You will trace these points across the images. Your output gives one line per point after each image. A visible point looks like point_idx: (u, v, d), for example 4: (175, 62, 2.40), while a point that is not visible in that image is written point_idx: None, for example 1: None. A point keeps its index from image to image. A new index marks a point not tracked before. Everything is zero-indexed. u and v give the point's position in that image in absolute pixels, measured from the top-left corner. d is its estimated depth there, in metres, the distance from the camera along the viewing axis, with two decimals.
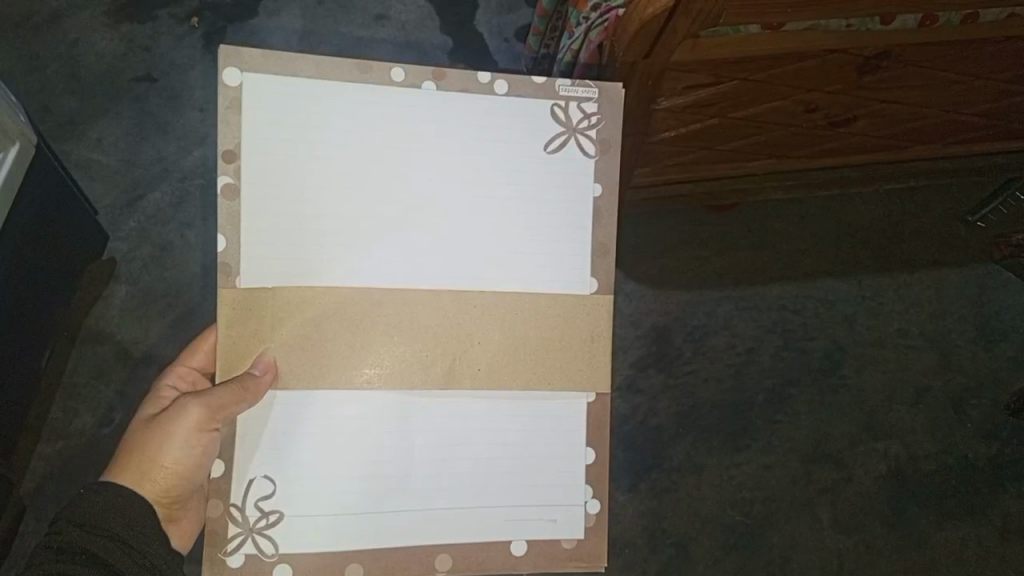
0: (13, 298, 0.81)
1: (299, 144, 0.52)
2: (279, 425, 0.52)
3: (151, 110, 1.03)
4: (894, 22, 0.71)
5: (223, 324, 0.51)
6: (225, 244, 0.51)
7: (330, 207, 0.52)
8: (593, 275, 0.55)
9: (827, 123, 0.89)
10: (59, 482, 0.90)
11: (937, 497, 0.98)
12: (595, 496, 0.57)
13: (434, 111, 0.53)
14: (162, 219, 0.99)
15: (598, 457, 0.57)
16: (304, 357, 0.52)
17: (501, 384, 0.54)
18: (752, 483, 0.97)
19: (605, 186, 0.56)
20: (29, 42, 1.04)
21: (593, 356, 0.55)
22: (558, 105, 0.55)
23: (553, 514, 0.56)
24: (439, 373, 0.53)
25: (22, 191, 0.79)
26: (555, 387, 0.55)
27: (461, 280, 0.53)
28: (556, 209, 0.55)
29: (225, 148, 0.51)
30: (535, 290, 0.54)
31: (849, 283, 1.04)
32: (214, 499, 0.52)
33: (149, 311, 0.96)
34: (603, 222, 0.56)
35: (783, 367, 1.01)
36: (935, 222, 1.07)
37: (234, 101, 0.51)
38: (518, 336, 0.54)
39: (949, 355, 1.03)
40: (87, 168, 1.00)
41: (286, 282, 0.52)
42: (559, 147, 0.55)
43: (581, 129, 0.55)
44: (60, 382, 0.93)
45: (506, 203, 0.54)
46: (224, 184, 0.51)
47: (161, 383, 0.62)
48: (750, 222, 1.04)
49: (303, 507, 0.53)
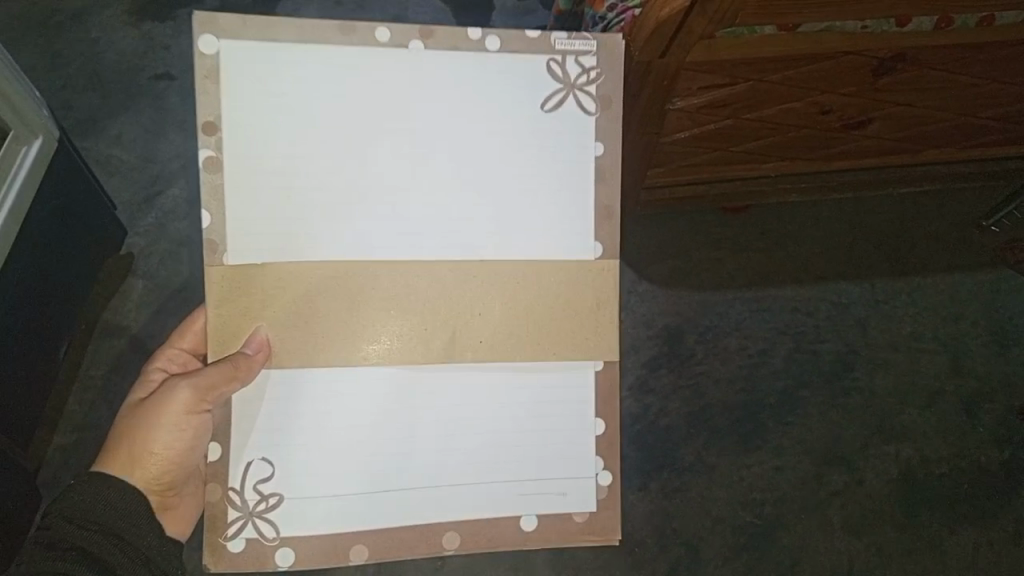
0: (34, 288, 0.82)
1: (288, 113, 0.50)
2: (272, 404, 0.52)
3: (170, 107, 1.04)
4: (910, 23, 0.71)
5: (212, 304, 0.51)
6: (210, 221, 0.50)
7: (328, 179, 0.51)
8: (598, 237, 0.55)
9: (841, 126, 0.90)
10: (71, 473, 0.90)
11: (950, 501, 0.97)
12: (605, 467, 0.57)
13: (422, 73, 0.51)
14: (180, 214, 1.00)
15: (607, 428, 0.56)
16: (298, 335, 0.52)
17: (498, 359, 0.54)
18: (763, 484, 0.97)
19: (608, 144, 0.54)
20: (53, 41, 1.07)
21: (600, 325, 0.55)
22: (554, 61, 0.53)
23: (561, 487, 0.56)
24: (439, 345, 0.53)
25: (45, 183, 0.80)
26: (562, 356, 0.55)
27: (462, 253, 0.52)
28: (559, 177, 0.54)
29: (205, 120, 0.49)
30: (538, 258, 0.54)
31: (862, 286, 1.04)
32: (213, 484, 0.52)
33: (164, 304, 0.97)
34: (607, 183, 0.55)
35: (794, 369, 1.01)
36: (949, 228, 1.08)
37: (211, 68, 0.49)
38: (516, 308, 0.53)
39: (962, 359, 1.03)
40: (107, 163, 1.02)
41: (279, 259, 0.51)
42: (557, 105, 0.53)
43: (579, 85, 0.54)
44: (78, 374, 0.94)
45: (508, 170, 0.53)
46: (205, 156, 0.50)
47: (150, 367, 0.63)
48: (761, 223, 1.06)
49: (306, 490, 0.53)
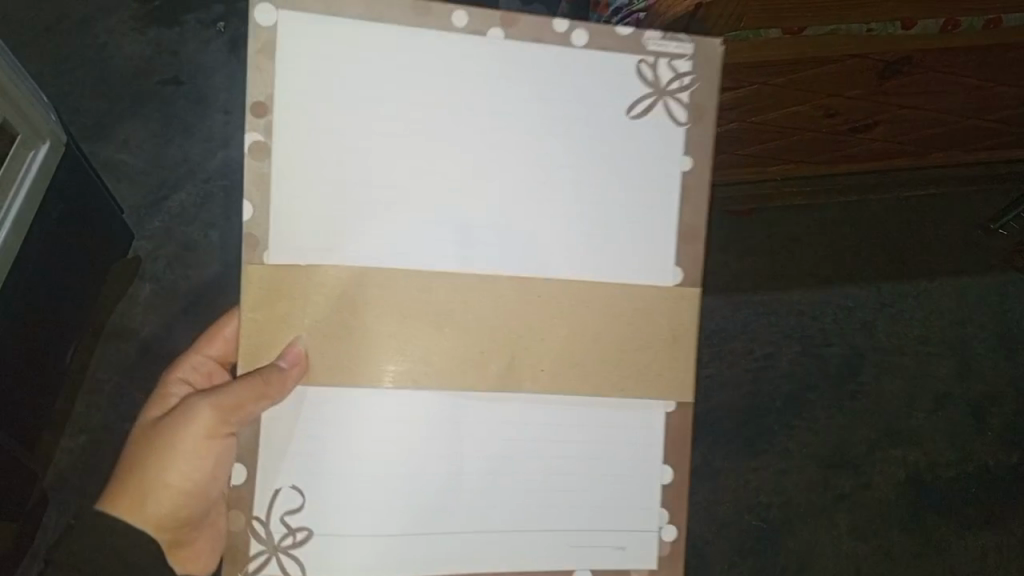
0: (43, 293, 0.82)
1: (337, 101, 0.47)
2: (310, 426, 0.49)
3: (177, 112, 1.05)
4: (915, 27, 0.73)
5: (245, 307, 0.47)
6: (252, 213, 0.47)
7: (372, 175, 0.48)
8: (678, 262, 0.51)
9: (847, 129, 0.90)
10: (80, 475, 0.91)
11: (957, 506, 0.97)
12: (672, 522, 0.52)
13: (490, 59, 0.48)
14: (187, 219, 1.01)
15: (676, 477, 0.52)
16: (338, 350, 0.48)
17: (562, 391, 0.49)
18: (769, 487, 0.96)
19: (696, 158, 0.51)
20: (61, 47, 1.07)
21: (676, 357, 0.50)
22: (645, 62, 0.50)
23: (622, 540, 0.52)
24: (496, 372, 0.49)
25: (52, 187, 0.81)
26: (630, 393, 0.50)
27: (522, 265, 0.49)
28: (638, 184, 0.50)
29: (254, 101, 0.47)
30: (611, 282, 0.50)
31: (868, 290, 1.04)
32: (235, 509, 0.49)
33: (171, 308, 0.97)
34: (691, 202, 0.51)
35: (801, 373, 1.00)
36: (958, 231, 1.06)
37: (267, 45, 0.47)
38: (581, 338, 0.49)
39: (970, 362, 1.02)
40: (114, 168, 1.02)
41: (317, 266, 0.47)
42: (644, 112, 0.50)
43: (670, 91, 0.50)
44: (85, 377, 0.95)
45: (577, 174, 0.50)
46: (254, 141, 0.47)
47: (172, 377, 0.61)
48: (769, 227, 1.05)
49: (340, 527, 0.49)
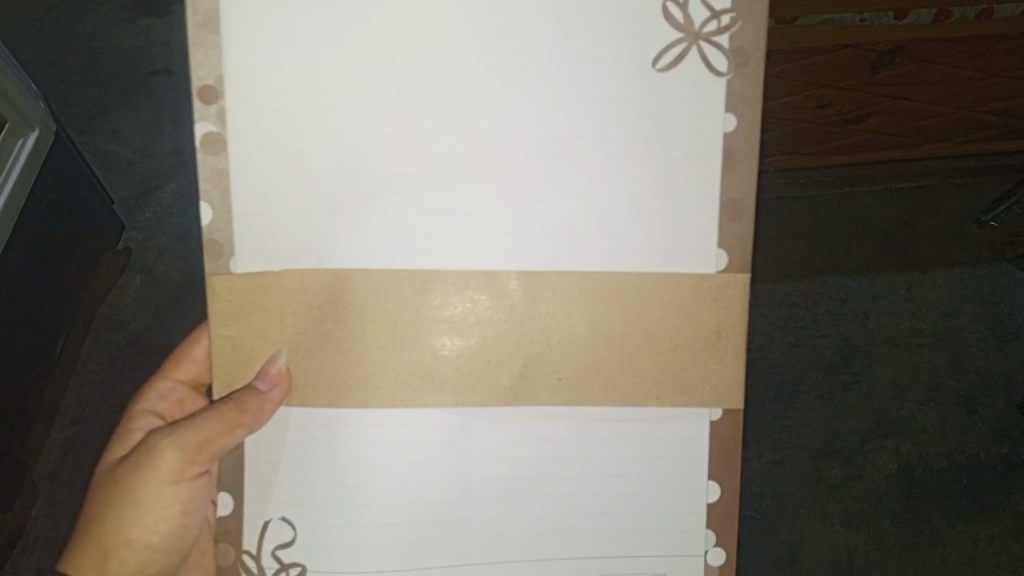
0: (32, 284, 0.82)
1: (314, 86, 0.46)
2: (294, 450, 0.48)
3: (167, 102, 1.03)
4: (908, 16, 0.74)
5: (214, 325, 0.47)
6: (210, 215, 0.46)
7: (366, 162, 0.46)
8: (722, 244, 0.49)
9: (840, 120, 0.90)
10: (74, 466, 0.92)
11: (947, 497, 0.98)
12: (718, 544, 0.52)
13: (488, 27, 0.46)
14: (178, 210, 1.00)
15: (723, 495, 0.51)
16: (325, 363, 0.48)
17: (584, 401, 0.49)
18: (760, 478, 0.97)
19: (741, 115, 0.48)
20: (50, 36, 1.06)
21: (717, 359, 0.49)
22: (674, 1, 0.47)
23: (659, 566, 0.51)
24: (507, 381, 0.48)
25: (41, 177, 0.80)
26: (666, 403, 0.49)
27: (527, 262, 0.48)
28: (662, 158, 0.48)
29: (202, 84, 0.45)
30: (649, 270, 0.48)
31: (862, 280, 1.04)
32: (225, 544, 0.49)
33: (162, 300, 0.97)
34: (734, 171, 0.48)
35: (794, 363, 1.00)
36: (951, 223, 1.06)
37: (208, 17, 0.45)
38: (601, 340, 0.48)
39: (961, 354, 1.03)
40: (105, 159, 1.01)
41: (293, 266, 0.47)
42: (675, 62, 0.47)
43: (705, 34, 0.47)
44: (75, 368, 0.94)
45: (582, 154, 0.47)
46: (205, 131, 0.46)
47: (138, 406, 0.61)
48: (767, 219, 1.05)
49: (337, 562, 0.49)
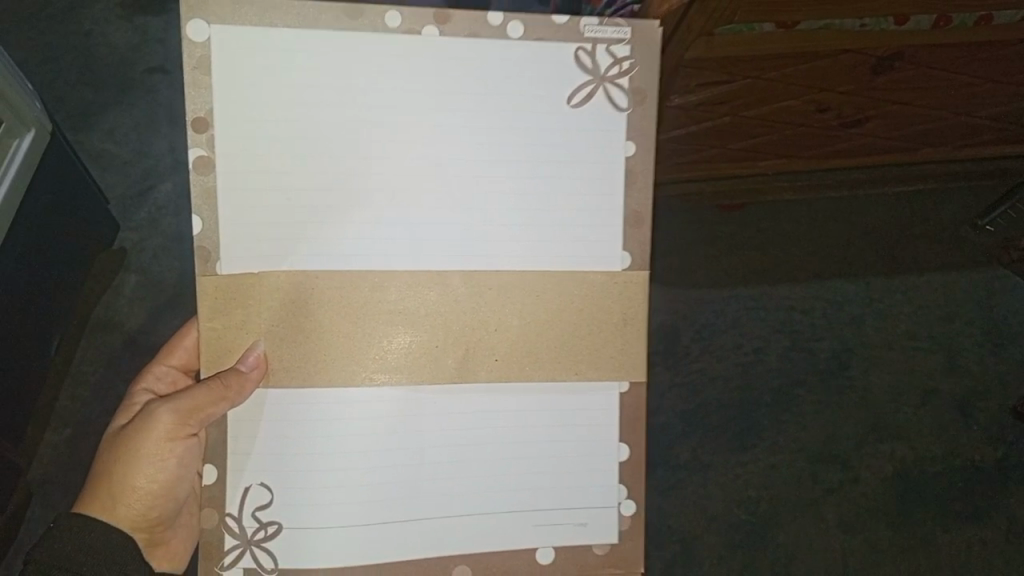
0: (27, 288, 0.81)
1: (298, 103, 0.47)
2: (272, 425, 0.50)
3: (163, 101, 1.02)
4: (908, 22, 0.72)
5: (203, 319, 0.49)
6: (200, 228, 0.48)
7: (348, 172, 0.48)
8: (627, 247, 0.51)
9: (839, 124, 0.91)
10: (67, 468, 0.91)
11: (940, 500, 0.98)
12: (630, 497, 0.54)
13: (439, 59, 0.48)
14: (174, 210, 0.99)
15: (631, 454, 0.53)
16: (296, 352, 0.49)
17: (513, 380, 0.51)
18: (758, 481, 0.97)
19: (639, 144, 0.51)
20: (43, 31, 1.04)
21: (624, 341, 0.52)
22: (583, 49, 0.50)
23: (581, 517, 0.53)
24: (450, 366, 0.50)
25: (34, 181, 0.79)
26: (582, 377, 0.52)
27: (462, 260, 0.50)
28: (589, 172, 0.50)
29: (195, 116, 0.47)
30: (565, 265, 0.51)
31: (857, 284, 1.04)
32: (208, 509, 0.50)
33: (157, 300, 0.96)
34: (636, 190, 0.51)
35: (791, 367, 1.01)
36: (946, 225, 1.07)
37: (202, 62, 0.46)
38: (530, 320, 0.51)
39: (956, 358, 1.03)
40: (99, 157, 1.00)
41: (269, 268, 0.48)
42: (585, 100, 0.50)
43: (610, 77, 0.50)
44: (69, 369, 0.94)
45: (534, 166, 0.50)
46: (197, 157, 0.47)
47: (137, 387, 0.62)
48: (760, 222, 1.04)
49: (308, 521, 0.51)
